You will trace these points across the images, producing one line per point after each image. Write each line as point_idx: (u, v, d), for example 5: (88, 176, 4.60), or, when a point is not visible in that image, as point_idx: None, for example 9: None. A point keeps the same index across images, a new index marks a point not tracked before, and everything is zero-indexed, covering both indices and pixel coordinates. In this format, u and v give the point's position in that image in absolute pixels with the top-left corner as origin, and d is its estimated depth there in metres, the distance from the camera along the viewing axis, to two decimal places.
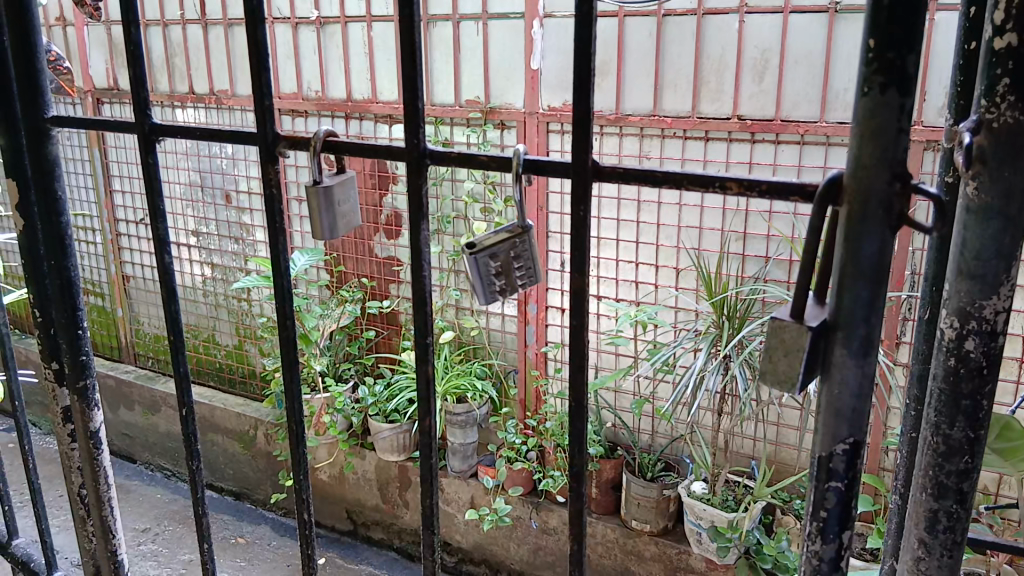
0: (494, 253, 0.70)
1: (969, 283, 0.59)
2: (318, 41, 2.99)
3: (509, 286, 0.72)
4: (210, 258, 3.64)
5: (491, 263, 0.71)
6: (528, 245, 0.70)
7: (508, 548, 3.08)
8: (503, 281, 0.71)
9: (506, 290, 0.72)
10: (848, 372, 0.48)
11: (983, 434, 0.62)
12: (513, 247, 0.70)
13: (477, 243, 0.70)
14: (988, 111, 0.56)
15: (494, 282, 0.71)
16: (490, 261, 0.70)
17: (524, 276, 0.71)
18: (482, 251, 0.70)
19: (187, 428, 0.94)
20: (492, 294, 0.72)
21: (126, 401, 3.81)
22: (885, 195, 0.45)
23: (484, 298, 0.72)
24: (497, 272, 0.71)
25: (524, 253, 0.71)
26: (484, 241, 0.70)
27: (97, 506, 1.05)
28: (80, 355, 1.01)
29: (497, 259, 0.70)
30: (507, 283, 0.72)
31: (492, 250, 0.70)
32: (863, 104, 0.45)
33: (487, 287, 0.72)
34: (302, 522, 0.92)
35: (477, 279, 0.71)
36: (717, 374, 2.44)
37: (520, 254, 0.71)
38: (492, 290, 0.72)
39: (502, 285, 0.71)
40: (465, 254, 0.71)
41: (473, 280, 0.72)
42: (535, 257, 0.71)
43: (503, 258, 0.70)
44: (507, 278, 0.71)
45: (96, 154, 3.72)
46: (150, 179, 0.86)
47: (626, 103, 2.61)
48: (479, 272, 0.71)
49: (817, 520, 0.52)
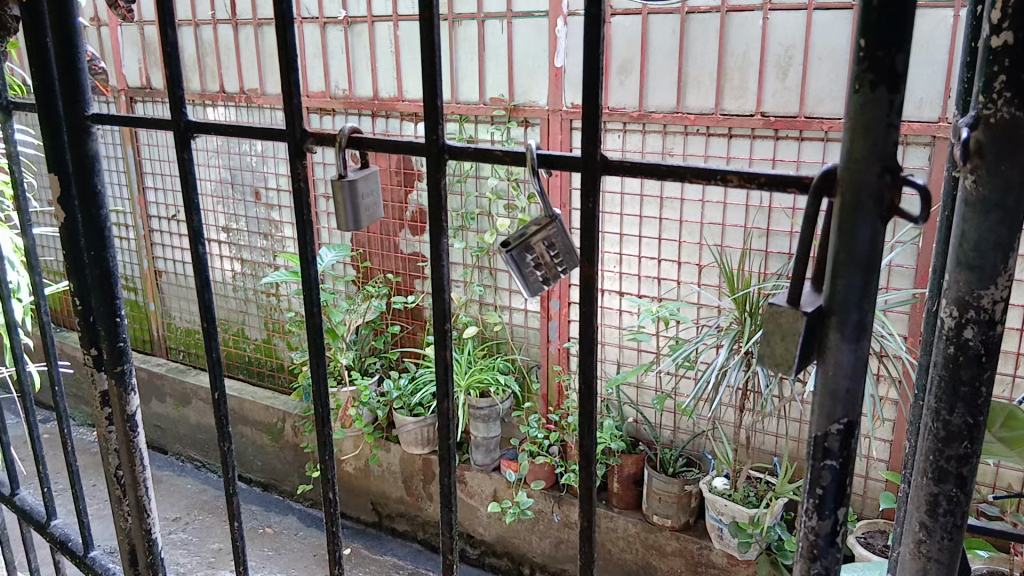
0: (529, 246, 0.72)
1: (968, 273, 0.61)
2: (345, 41, 3.04)
3: (549, 275, 0.74)
4: (240, 253, 3.71)
5: (528, 256, 0.73)
6: (561, 232, 0.72)
7: (531, 541, 3.11)
8: (543, 272, 0.74)
9: (548, 278, 0.74)
10: (843, 355, 0.50)
11: (982, 421, 0.64)
12: (545, 237, 0.72)
13: (511, 241, 0.72)
14: (986, 107, 0.58)
15: (537, 275, 0.74)
16: (526, 254, 0.73)
17: (563, 261, 0.73)
18: (517, 246, 0.72)
19: (220, 411, 0.98)
20: (536, 284, 0.74)
21: (158, 393, 3.90)
22: (876, 187, 0.47)
23: (529, 290, 0.74)
24: (536, 264, 0.73)
25: (558, 240, 0.73)
26: (517, 237, 0.72)
27: (133, 486, 1.10)
28: (118, 341, 1.05)
29: (533, 252, 0.73)
30: (548, 271, 0.74)
31: (526, 244, 0.72)
32: (856, 100, 0.47)
33: (530, 279, 0.74)
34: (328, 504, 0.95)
35: (518, 275, 0.73)
36: (738, 371, 2.47)
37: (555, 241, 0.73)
38: (537, 283, 0.74)
39: (544, 276, 0.74)
40: (502, 253, 0.73)
41: (516, 275, 0.74)
42: (570, 242, 0.73)
43: (538, 250, 0.72)
44: (549, 268, 0.73)
45: (130, 151, 3.80)
46: (185, 173, 0.90)
47: (649, 101, 2.62)
48: (519, 268, 0.73)
49: (814, 497, 0.53)
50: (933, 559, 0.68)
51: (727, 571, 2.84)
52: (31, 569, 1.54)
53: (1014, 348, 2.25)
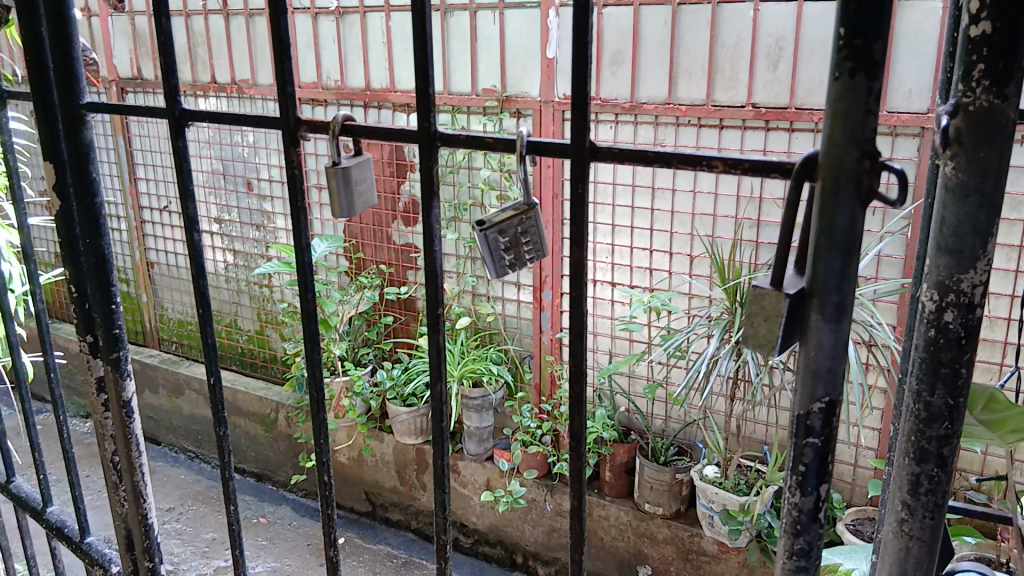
0: (502, 229, 0.73)
1: (947, 258, 0.63)
2: (337, 31, 3.04)
3: (517, 260, 0.75)
4: (232, 244, 3.71)
5: (500, 239, 0.74)
6: (535, 221, 0.74)
7: (524, 530, 3.13)
8: (511, 257, 0.74)
9: (515, 264, 0.75)
10: (824, 335, 0.52)
11: (962, 402, 0.66)
12: (519, 223, 0.73)
13: (487, 221, 0.73)
14: (965, 95, 0.60)
15: (502, 256, 0.74)
16: (499, 237, 0.73)
17: (532, 250, 0.74)
18: (492, 228, 0.73)
19: (215, 396, 0.99)
20: (502, 268, 0.74)
21: (151, 384, 3.90)
22: (855, 171, 0.48)
23: (494, 272, 0.74)
24: (507, 248, 0.74)
25: (531, 228, 0.74)
26: (492, 218, 0.73)
27: (129, 472, 1.11)
28: (114, 328, 1.06)
29: (506, 236, 0.74)
30: (515, 257, 0.75)
31: (501, 227, 0.73)
32: (836, 87, 0.49)
33: (498, 262, 0.74)
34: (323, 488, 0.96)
35: (488, 255, 0.74)
36: (729, 359, 2.51)
37: (527, 229, 0.74)
38: (500, 264, 0.74)
39: (512, 260, 0.75)
40: (476, 231, 0.74)
41: (484, 256, 0.75)
42: (542, 232, 0.74)
43: (511, 234, 0.73)
44: (515, 252, 0.74)
45: (121, 142, 3.79)
46: (180, 161, 0.91)
47: (641, 91, 2.63)
48: (490, 248, 0.74)
49: (797, 473, 0.55)
50: (914, 538, 0.70)
51: (717, 558, 2.87)
52: (27, 555, 1.55)
53: (1000, 337, 2.28)
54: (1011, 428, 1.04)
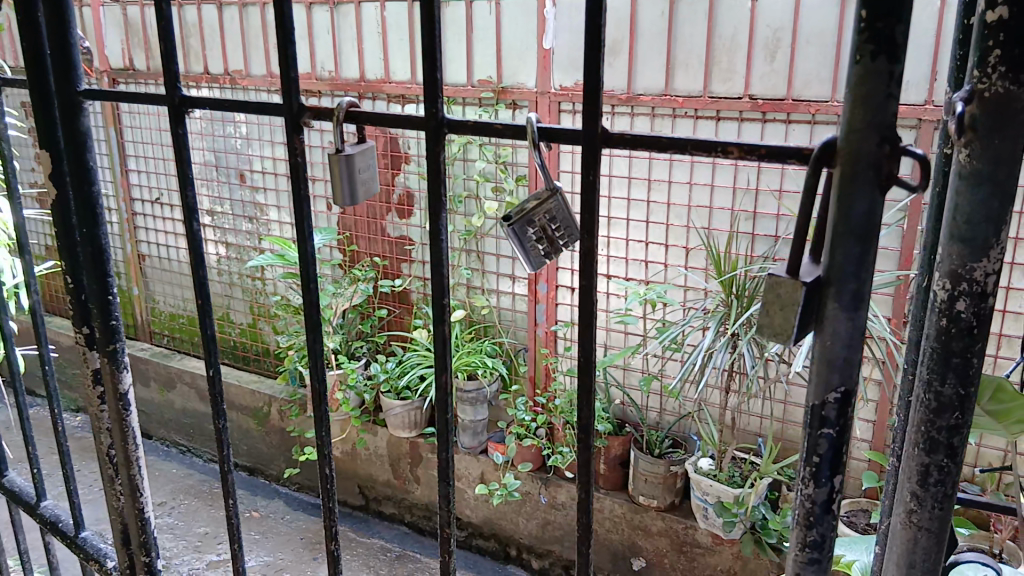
0: (531, 220, 0.72)
1: (961, 246, 0.62)
2: (331, 22, 3.02)
3: (551, 249, 0.74)
4: (225, 237, 3.69)
5: (530, 229, 0.73)
6: (562, 207, 0.72)
7: (518, 523, 3.13)
8: (547, 247, 0.74)
9: (550, 251, 0.74)
10: (840, 324, 0.51)
11: (973, 392, 0.65)
12: (547, 211, 0.73)
13: (512, 216, 0.72)
14: (980, 81, 0.59)
15: (539, 249, 0.73)
16: (529, 228, 0.72)
17: (564, 235, 0.73)
18: (520, 220, 0.72)
19: (214, 388, 0.98)
20: (538, 258, 0.74)
21: (142, 377, 3.87)
22: (874, 157, 0.47)
23: (531, 264, 0.74)
24: (538, 238, 0.73)
25: (558, 214, 0.73)
26: (519, 211, 0.72)
27: (126, 466, 1.09)
28: (110, 319, 1.04)
29: (536, 225, 0.73)
30: (549, 245, 0.74)
31: (528, 217, 0.72)
32: (856, 71, 0.48)
33: (532, 253, 0.74)
34: (324, 480, 0.95)
35: (519, 249, 0.73)
36: (725, 352, 2.52)
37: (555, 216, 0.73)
38: (536, 257, 0.74)
39: (547, 251, 0.74)
40: (503, 227, 0.73)
41: (517, 251, 0.74)
42: (571, 216, 0.73)
43: (541, 223, 0.72)
44: (550, 243, 0.74)
45: (112, 133, 3.76)
46: (180, 149, 0.89)
47: (637, 83, 2.62)
48: (520, 242, 0.73)
49: (810, 464, 0.54)
50: (923, 529, 0.69)
51: (711, 551, 2.87)
52: (20, 550, 1.53)
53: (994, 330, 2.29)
54: (1015, 419, 1.05)
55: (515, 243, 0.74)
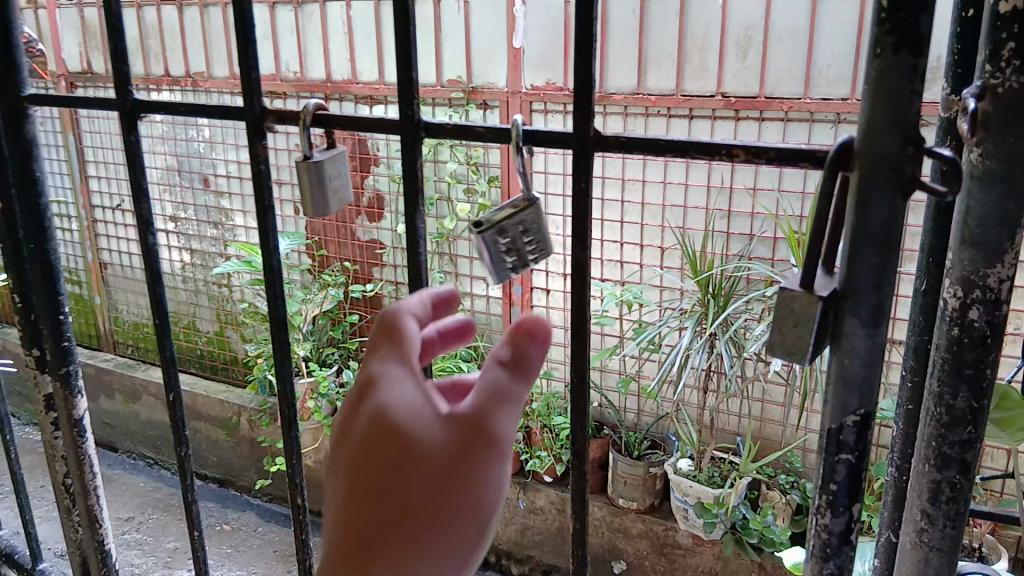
0: (502, 230, 0.67)
1: (972, 251, 0.58)
2: (295, 22, 2.94)
3: (519, 263, 0.69)
4: (189, 243, 3.59)
5: (500, 241, 0.68)
6: (537, 218, 0.68)
7: (497, 529, 3.08)
8: (513, 260, 0.69)
9: (518, 266, 0.69)
10: (858, 341, 0.47)
11: (986, 404, 0.62)
12: (520, 223, 0.68)
13: (484, 223, 0.67)
14: (993, 76, 0.55)
15: (507, 262, 0.68)
16: (499, 238, 0.68)
17: (535, 250, 0.69)
18: (490, 229, 0.67)
19: (175, 414, 0.92)
20: (504, 272, 0.69)
21: (106, 389, 3.76)
22: (896, 159, 0.44)
23: (495, 277, 0.68)
24: (508, 250, 0.68)
25: (533, 227, 0.68)
26: (491, 219, 0.67)
27: (83, 495, 1.02)
28: (63, 340, 0.97)
29: (507, 237, 0.68)
30: (519, 259, 0.69)
31: (500, 226, 0.67)
32: (876, 65, 0.44)
33: (498, 266, 0.68)
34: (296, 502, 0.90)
35: (487, 259, 0.68)
36: (702, 353, 2.50)
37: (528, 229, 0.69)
38: (501, 271, 0.68)
39: (513, 264, 0.69)
40: (471, 235, 0.68)
41: (482, 262, 0.69)
42: (545, 230, 0.69)
43: (512, 234, 0.67)
44: (518, 257, 0.69)
45: (71, 138, 3.64)
46: (132, 158, 0.83)
47: (609, 82, 2.58)
48: (487, 252, 0.68)
49: (826, 492, 0.50)
50: (935, 548, 0.66)
51: (691, 552, 2.84)
52: None
53: None
54: (1018, 426, 1.02)
55: (482, 257, 0.69)
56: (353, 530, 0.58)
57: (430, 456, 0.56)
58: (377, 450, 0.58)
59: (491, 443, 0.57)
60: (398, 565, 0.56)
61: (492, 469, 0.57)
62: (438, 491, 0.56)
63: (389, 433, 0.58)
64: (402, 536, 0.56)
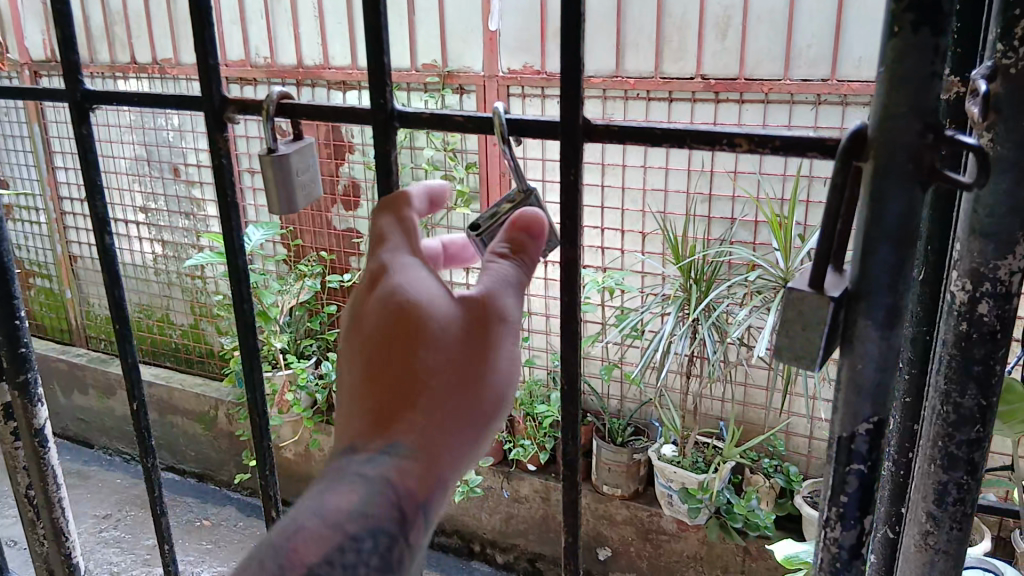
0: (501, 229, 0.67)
1: (982, 242, 0.55)
2: (265, 6, 2.85)
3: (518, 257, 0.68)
4: (161, 235, 3.50)
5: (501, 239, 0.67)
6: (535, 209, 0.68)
7: (481, 519, 3.05)
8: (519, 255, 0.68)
9: None
10: (871, 344, 0.45)
11: (994, 402, 0.59)
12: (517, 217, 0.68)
13: (481, 224, 0.66)
14: (1005, 56, 0.52)
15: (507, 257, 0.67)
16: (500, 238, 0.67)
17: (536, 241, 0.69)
18: (490, 230, 0.67)
19: (140, 426, 0.89)
20: None
21: (79, 385, 3.67)
22: (915, 148, 0.42)
23: None
24: None
25: None
26: (488, 219, 0.67)
27: (47, 508, 0.97)
28: (18, 347, 0.90)
29: None
30: None
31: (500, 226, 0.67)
32: (891, 47, 0.42)
33: None
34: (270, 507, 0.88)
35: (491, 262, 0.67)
36: (685, 339, 2.49)
37: None
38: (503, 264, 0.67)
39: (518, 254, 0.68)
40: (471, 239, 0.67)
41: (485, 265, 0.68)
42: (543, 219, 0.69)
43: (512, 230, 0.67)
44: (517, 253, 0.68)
45: (36, 129, 3.53)
46: (84, 152, 0.78)
47: (588, 65, 2.54)
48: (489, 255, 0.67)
49: (836, 505, 0.48)
50: (940, 551, 0.64)
51: (677, 537, 2.84)
52: None
53: None
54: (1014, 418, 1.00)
55: (479, 254, 0.69)
56: (372, 400, 0.62)
57: (441, 334, 0.61)
58: (396, 325, 0.61)
59: (505, 319, 0.62)
60: (418, 430, 0.60)
61: (505, 342, 0.62)
62: (458, 365, 0.60)
63: (410, 306, 0.62)
64: (424, 406, 0.60)
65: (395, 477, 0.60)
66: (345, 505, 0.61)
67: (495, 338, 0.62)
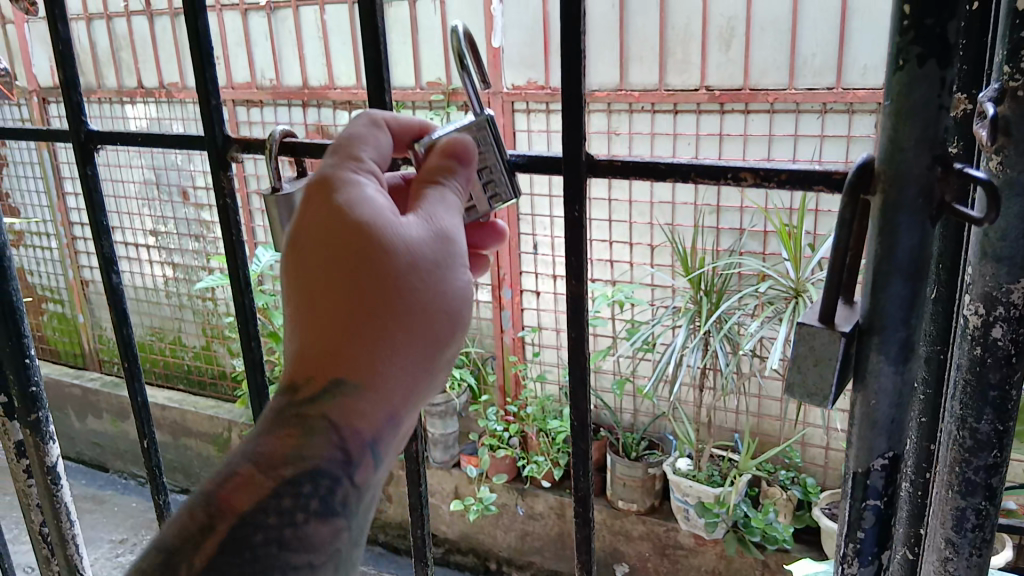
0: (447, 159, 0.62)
1: (995, 266, 0.54)
2: (269, 27, 2.87)
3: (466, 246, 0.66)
4: (171, 258, 3.52)
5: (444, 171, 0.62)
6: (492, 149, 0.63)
7: (496, 536, 3.03)
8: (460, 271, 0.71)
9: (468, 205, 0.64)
10: (885, 380, 0.44)
11: (1010, 426, 0.58)
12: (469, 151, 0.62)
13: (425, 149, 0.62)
14: (1012, 78, 0.51)
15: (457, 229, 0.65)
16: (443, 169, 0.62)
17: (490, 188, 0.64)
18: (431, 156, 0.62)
19: (151, 462, 0.91)
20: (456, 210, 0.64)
21: (93, 409, 3.69)
22: (925, 182, 0.41)
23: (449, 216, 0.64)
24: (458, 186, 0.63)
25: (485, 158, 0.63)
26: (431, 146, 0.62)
27: (61, 545, 0.97)
28: (30, 385, 0.90)
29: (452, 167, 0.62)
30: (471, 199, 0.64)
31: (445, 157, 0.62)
32: (897, 78, 0.41)
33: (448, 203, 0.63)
34: None
35: None
36: (697, 352, 2.48)
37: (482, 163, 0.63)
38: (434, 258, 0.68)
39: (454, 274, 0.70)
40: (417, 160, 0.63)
41: None
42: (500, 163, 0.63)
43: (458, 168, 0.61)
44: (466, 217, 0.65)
45: (46, 155, 3.56)
46: (90, 193, 0.79)
47: (592, 78, 2.54)
48: None
49: (853, 542, 0.47)
50: None
51: (694, 552, 2.81)
52: None
53: None
54: None
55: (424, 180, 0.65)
56: (310, 335, 0.61)
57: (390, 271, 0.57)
58: (325, 260, 0.58)
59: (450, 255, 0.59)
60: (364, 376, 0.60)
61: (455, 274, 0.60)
62: (395, 306, 0.58)
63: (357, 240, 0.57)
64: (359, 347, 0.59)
65: (343, 419, 0.62)
66: (290, 443, 0.63)
67: (433, 272, 0.58)
